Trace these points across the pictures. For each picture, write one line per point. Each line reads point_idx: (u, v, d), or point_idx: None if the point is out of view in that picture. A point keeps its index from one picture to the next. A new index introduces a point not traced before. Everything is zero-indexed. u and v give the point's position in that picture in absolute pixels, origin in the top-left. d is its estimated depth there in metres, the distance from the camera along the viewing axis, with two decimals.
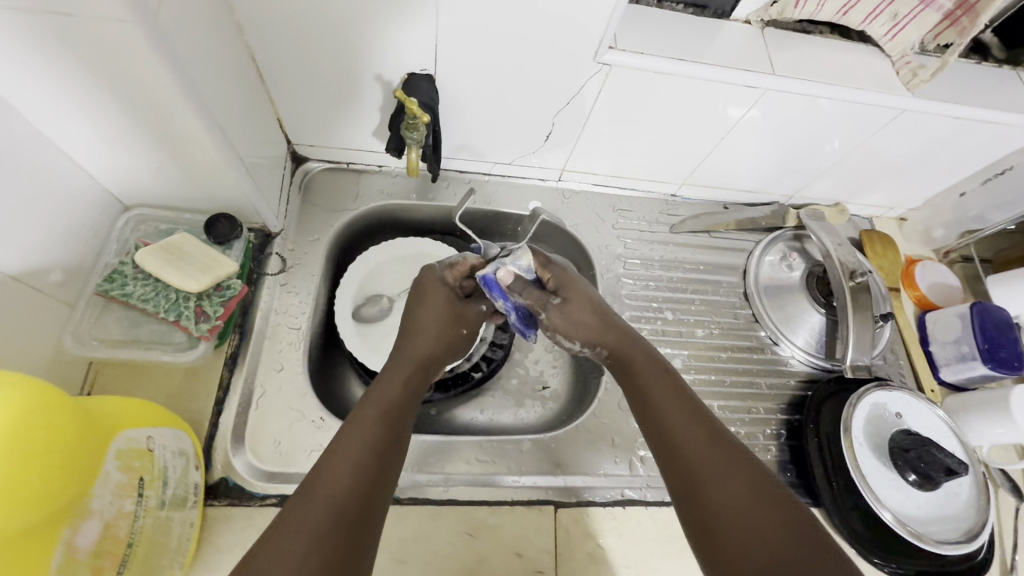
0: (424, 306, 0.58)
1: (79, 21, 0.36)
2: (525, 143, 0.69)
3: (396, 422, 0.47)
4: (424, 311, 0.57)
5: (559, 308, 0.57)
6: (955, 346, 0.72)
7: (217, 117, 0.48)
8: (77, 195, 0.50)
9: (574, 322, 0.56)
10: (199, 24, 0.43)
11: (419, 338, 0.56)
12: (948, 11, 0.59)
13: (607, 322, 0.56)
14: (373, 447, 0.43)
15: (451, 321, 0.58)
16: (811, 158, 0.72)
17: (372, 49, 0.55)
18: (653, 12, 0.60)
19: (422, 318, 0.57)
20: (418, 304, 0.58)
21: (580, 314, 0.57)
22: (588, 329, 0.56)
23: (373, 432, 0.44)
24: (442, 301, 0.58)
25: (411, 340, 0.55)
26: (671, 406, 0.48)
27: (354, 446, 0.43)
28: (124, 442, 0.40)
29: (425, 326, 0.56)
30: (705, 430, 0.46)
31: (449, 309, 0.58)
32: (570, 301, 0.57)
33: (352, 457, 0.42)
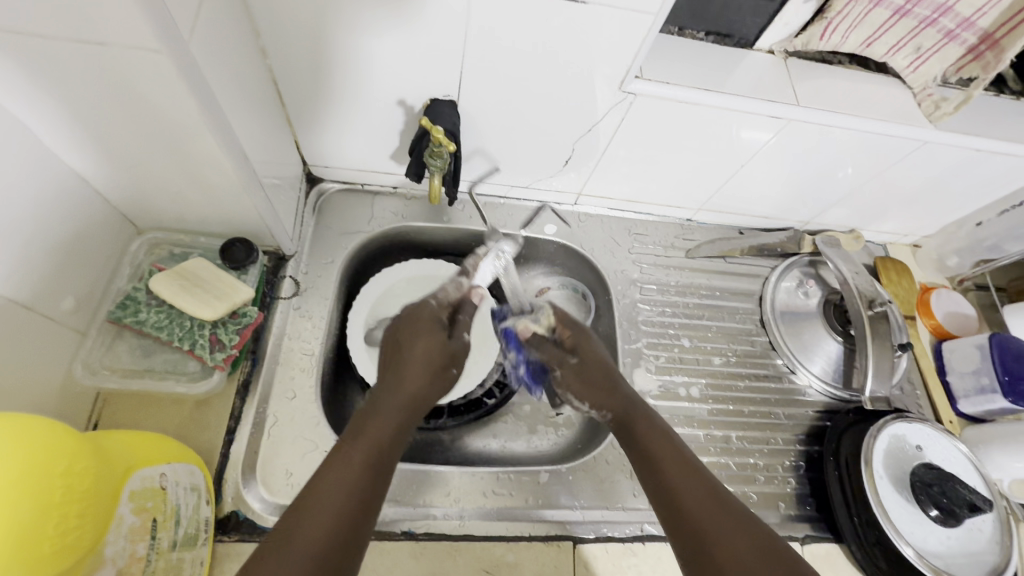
0: (419, 338, 0.50)
1: (107, 50, 0.35)
2: (543, 167, 0.68)
3: (381, 475, 0.41)
4: (418, 344, 0.49)
5: (575, 368, 0.55)
6: (974, 377, 0.71)
7: (238, 142, 0.47)
8: (92, 219, 0.49)
9: (587, 382, 0.54)
10: (225, 50, 0.43)
11: (409, 371, 0.48)
12: (971, 45, 0.60)
13: (614, 385, 0.53)
14: (350, 506, 0.38)
15: (445, 351, 0.50)
16: (828, 186, 0.72)
17: (395, 74, 0.54)
18: (676, 40, 0.60)
19: (414, 351, 0.49)
20: (411, 334, 0.50)
21: (596, 377, 0.54)
22: (600, 392, 0.53)
23: (354, 487, 0.39)
24: (436, 334, 0.50)
25: (400, 374, 0.48)
26: (673, 463, 0.46)
27: (335, 502, 0.38)
28: (139, 483, 0.39)
29: (415, 359, 0.48)
30: (707, 492, 0.43)
31: (442, 341, 0.50)
32: (584, 362, 0.55)
33: (329, 518, 0.37)
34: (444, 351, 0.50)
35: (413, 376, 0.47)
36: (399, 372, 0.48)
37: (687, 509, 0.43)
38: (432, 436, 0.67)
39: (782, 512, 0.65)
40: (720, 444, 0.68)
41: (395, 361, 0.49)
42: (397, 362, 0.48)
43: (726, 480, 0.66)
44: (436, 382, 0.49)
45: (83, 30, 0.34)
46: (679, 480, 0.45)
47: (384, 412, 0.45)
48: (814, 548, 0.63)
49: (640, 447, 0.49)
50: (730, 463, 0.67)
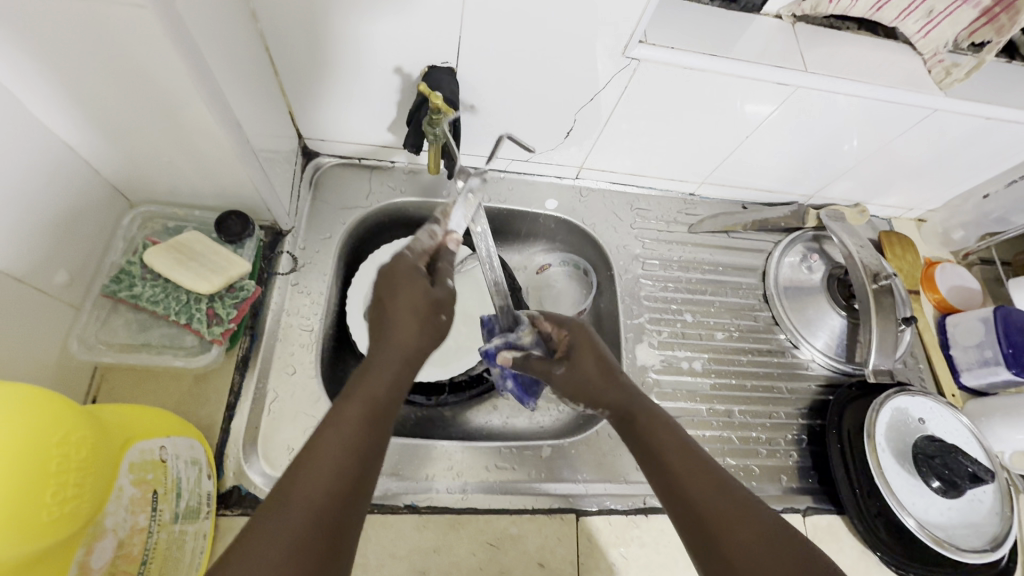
0: (408, 287, 0.47)
1: (89, 6, 0.33)
2: (545, 139, 0.67)
3: (382, 417, 0.41)
4: (408, 293, 0.47)
5: (563, 372, 0.52)
6: (978, 350, 0.71)
7: (230, 109, 0.45)
8: (82, 191, 0.47)
9: (576, 382, 0.51)
10: (214, 10, 0.41)
11: (400, 319, 0.46)
12: (985, 9, 0.58)
13: (613, 379, 0.51)
14: (354, 447, 0.38)
15: (434, 296, 0.48)
16: (834, 158, 0.70)
17: (390, 40, 0.52)
18: (681, 5, 0.58)
19: (400, 299, 0.46)
20: (393, 284, 0.48)
21: (589, 376, 0.51)
22: (589, 389, 0.50)
23: (356, 428, 0.39)
24: (423, 280, 0.48)
25: (390, 324, 0.46)
26: (672, 452, 0.45)
27: (338, 444, 0.37)
28: (138, 454, 0.38)
29: (399, 307, 0.46)
30: (710, 477, 0.42)
31: (430, 288, 0.48)
32: (577, 362, 0.52)
33: (333, 460, 0.37)
34: (428, 296, 0.47)
35: (403, 323, 0.46)
36: (388, 322, 0.46)
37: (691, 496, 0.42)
38: (434, 412, 0.67)
39: (784, 485, 0.65)
40: (723, 419, 0.68)
41: (382, 313, 0.47)
42: (386, 313, 0.46)
43: (729, 453, 0.66)
44: (429, 328, 0.47)
45: None
46: (680, 466, 0.44)
47: (378, 362, 0.43)
48: (816, 520, 0.63)
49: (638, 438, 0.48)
50: (732, 437, 0.67)
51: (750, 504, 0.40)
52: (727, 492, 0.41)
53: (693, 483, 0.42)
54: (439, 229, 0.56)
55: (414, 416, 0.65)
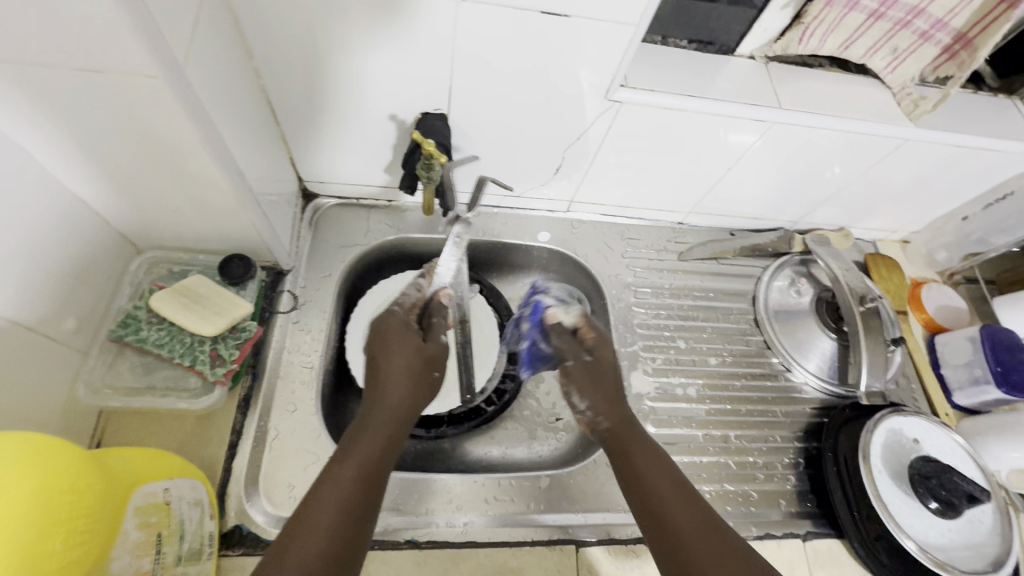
0: (398, 348, 0.52)
1: (106, 76, 0.36)
2: (535, 176, 0.70)
3: (375, 474, 0.43)
4: (396, 352, 0.52)
5: (587, 366, 0.56)
6: (968, 369, 0.72)
7: (235, 161, 0.48)
8: (92, 240, 0.49)
9: (593, 380, 0.55)
10: (219, 70, 0.44)
11: (391, 383, 0.50)
12: (946, 45, 0.61)
13: (619, 399, 0.54)
14: (348, 504, 0.40)
15: (421, 364, 0.53)
16: (815, 186, 0.73)
17: (386, 90, 0.55)
18: (659, 49, 0.62)
19: (393, 364, 0.51)
20: (387, 349, 0.53)
21: (605, 379, 0.55)
22: (603, 392, 0.54)
23: (351, 489, 0.41)
24: (413, 346, 0.53)
25: (383, 387, 0.50)
26: (672, 499, 0.46)
27: (333, 506, 0.40)
28: (143, 499, 0.40)
29: (392, 369, 0.51)
30: (706, 526, 0.44)
31: (418, 355, 0.53)
32: (601, 360, 0.56)
33: (325, 522, 0.39)
34: (421, 356, 0.53)
35: (394, 384, 0.50)
36: (381, 384, 0.50)
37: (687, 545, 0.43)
38: (433, 445, 0.67)
39: (783, 510, 0.66)
40: (719, 444, 0.68)
41: (376, 376, 0.51)
42: (379, 372, 0.51)
43: (726, 479, 0.66)
44: (420, 390, 0.51)
45: (83, 58, 0.35)
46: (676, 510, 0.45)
47: (372, 423, 0.47)
48: (817, 545, 0.63)
49: (625, 460, 0.50)
50: (729, 463, 0.67)
51: (721, 532, 0.44)
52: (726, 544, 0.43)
53: (688, 529, 0.44)
54: (426, 283, 0.61)
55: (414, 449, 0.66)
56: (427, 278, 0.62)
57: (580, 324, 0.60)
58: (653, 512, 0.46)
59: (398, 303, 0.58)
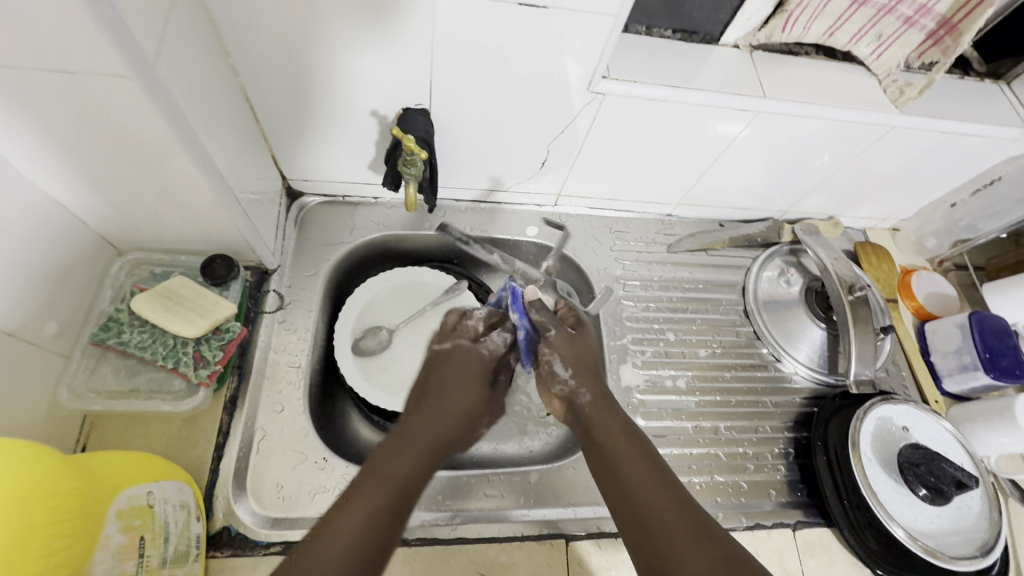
0: (458, 371, 0.52)
1: (75, 77, 0.36)
2: (521, 170, 0.69)
3: (397, 511, 0.42)
4: (456, 376, 0.51)
5: (569, 337, 0.55)
6: (957, 356, 0.72)
7: (213, 162, 0.47)
8: (72, 243, 0.49)
9: (575, 347, 0.54)
10: (193, 69, 0.43)
11: (447, 416, 0.49)
12: (931, 31, 0.60)
13: (597, 375, 0.54)
14: (366, 538, 0.40)
15: (477, 406, 0.51)
16: (802, 175, 0.73)
17: (366, 86, 0.55)
18: (642, 40, 0.61)
19: (457, 400, 0.50)
20: (448, 369, 0.52)
21: (585, 359, 0.54)
22: (586, 365, 0.54)
23: (380, 512, 0.41)
24: (480, 385, 0.52)
25: (428, 415, 0.49)
26: (635, 465, 0.47)
27: (357, 523, 0.40)
28: (127, 501, 0.39)
29: (458, 400, 0.50)
30: (666, 491, 0.45)
31: (478, 396, 0.52)
32: (583, 336, 0.56)
33: (342, 548, 0.39)
34: (480, 402, 0.51)
35: (445, 420, 0.49)
36: (430, 410, 0.49)
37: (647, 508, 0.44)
38: None
39: (773, 500, 0.66)
40: (709, 436, 0.69)
41: (428, 395, 0.50)
42: (437, 389, 0.50)
43: (716, 470, 0.66)
44: (463, 434, 0.50)
45: (49, 59, 0.34)
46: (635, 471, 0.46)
47: (414, 452, 0.45)
48: (807, 534, 0.64)
49: (604, 457, 0.48)
50: (719, 454, 0.67)
51: (699, 523, 0.43)
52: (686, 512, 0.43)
53: (649, 496, 0.44)
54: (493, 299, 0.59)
55: None
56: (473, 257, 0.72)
57: (561, 307, 0.61)
58: (617, 480, 0.46)
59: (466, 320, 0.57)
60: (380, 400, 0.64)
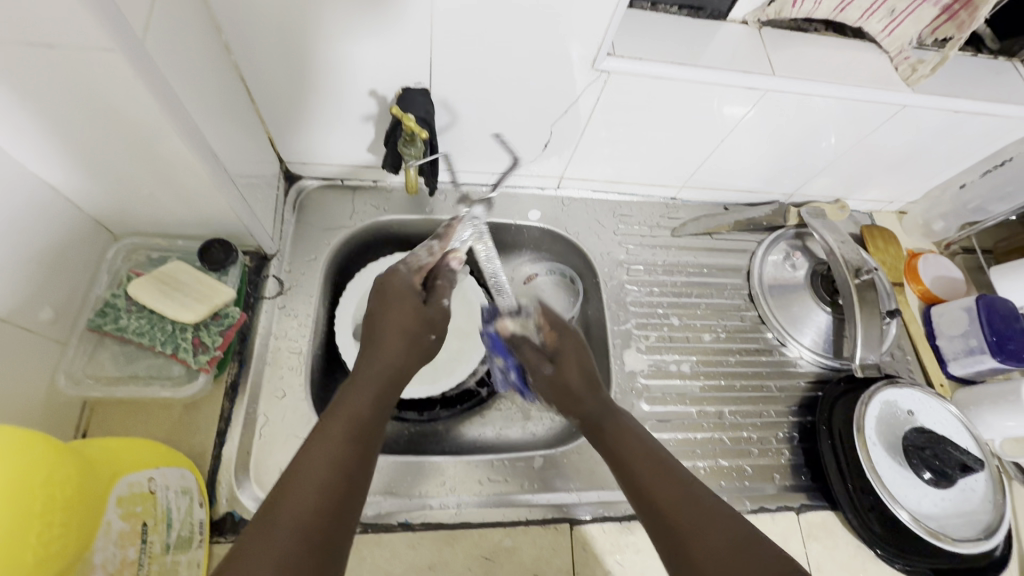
0: (396, 307, 0.50)
1: (59, 52, 0.34)
2: (523, 152, 0.68)
3: (366, 433, 0.42)
4: (395, 311, 0.50)
5: (550, 376, 0.55)
6: (963, 339, 0.71)
7: (206, 142, 0.46)
8: (66, 228, 0.48)
9: (562, 388, 0.54)
10: (184, 44, 0.42)
11: (385, 345, 0.48)
12: (945, 5, 0.59)
13: (592, 391, 0.53)
14: (340, 462, 0.39)
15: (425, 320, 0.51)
16: (809, 157, 0.71)
17: (365, 65, 0.53)
18: (647, 16, 0.59)
19: (389, 320, 0.50)
20: (385, 307, 0.51)
21: (571, 383, 0.53)
22: (571, 392, 0.53)
23: (343, 453, 0.40)
24: (412, 305, 0.51)
25: (375, 352, 0.48)
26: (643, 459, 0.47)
27: (318, 480, 0.38)
28: (126, 488, 0.39)
29: (388, 335, 0.49)
30: (671, 475, 0.45)
31: (416, 315, 0.51)
32: (563, 370, 0.54)
33: (319, 480, 0.38)
34: (419, 318, 0.51)
35: (388, 350, 0.48)
36: (374, 347, 0.48)
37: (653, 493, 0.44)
38: (428, 427, 0.67)
39: (777, 483, 0.66)
40: (713, 420, 0.68)
41: (376, 333, 0.49)
42: (374, 330, 0.50)
43: (721, 454, 0.66)
44: (416, 356, 0.50)
45: (31, 33, 0.33)
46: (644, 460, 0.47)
47: (361, 383, 0.45)
48: (810, 518, 0.64)
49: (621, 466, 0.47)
50: (723, 438, 0.67)
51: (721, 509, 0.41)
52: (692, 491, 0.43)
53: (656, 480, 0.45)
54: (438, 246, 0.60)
55: (407, 433, 0.66)
56: (442, 240, 0.60)
57: (542, 323, 0.57)
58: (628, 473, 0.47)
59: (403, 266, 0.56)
60: None
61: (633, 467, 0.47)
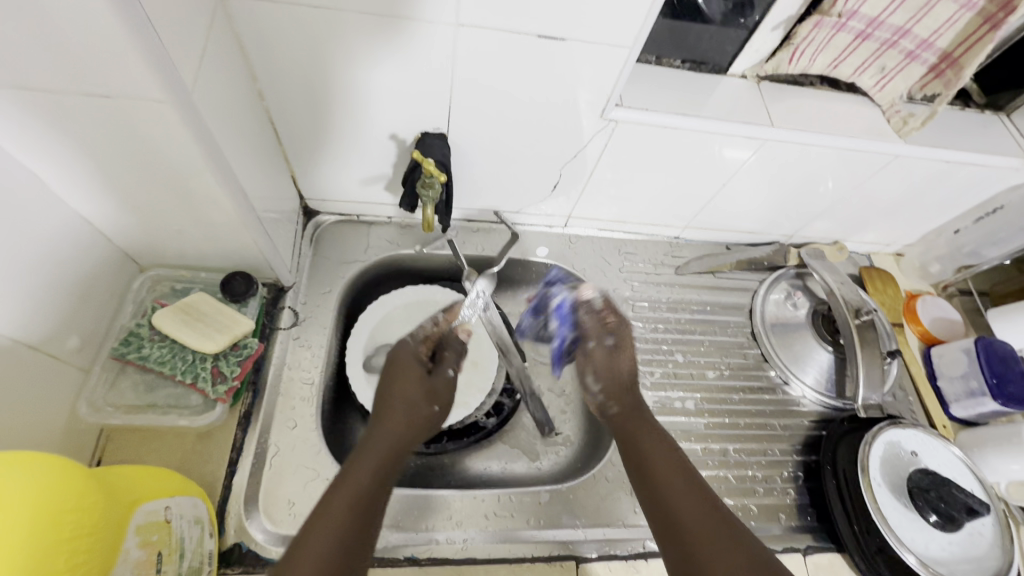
0: (403, 383, 0.55)
1: (115, 102, 0.37)
2: (533, 192, 0.71)
3: (371, 506, 0.44)
4: (401, 388, 0.54)
5: (608, 352, 0.61)
6: (963, 381, 0.72)
7: (238, 182, 0.49)
8: (96, 259, 0.50)
9: (614, 364, 0.60)
10: (224, 92, 0.45)
11: (389, 421, 0.51)
12: (933, 64, 0.63)
13: (630, 386, 0.59)
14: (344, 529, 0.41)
15: (423, 400, 0.55)
16: (807, 202, 0.74)
17: (387, 110, 0.57)
18: (653, 70, 0.63)
19: (394, 400, 0.53)
20: (393, 381, 0.55)
21: (619, 365, 0.60)
22: (620, 378, 0.59)
23: (350, 520, 0.42)
24: (414, 387, 0.55)
25: (383, 426, 0.51)
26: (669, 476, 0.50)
27: (326, 545, 0.40)
28: (144, 517, 0.40)
29: (394, 408, 0.53)
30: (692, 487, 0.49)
31: (417, 394, 0.55)
32: (620, 351, 0.61)
33: (325, 546, 0.40)
34: (422, 394, 0.54)
35: (394, 421, 0.52)
36: (379, 423, 0.51)
37: (676, 503, 0.48)
38: (433, 460, 0.68)
39: (783, 523, 0.65)
40: (719, 458, 0.69)
41: (384, 405, 0.53)
42: (383, 405, 0.53)
43: (726, 493, 0.66)
44: (418, 433, 0.53)
45: (92, 85, 0.36)
46: (667, 479, 0.50)
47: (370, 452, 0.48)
48: (816, 560, 0.63)
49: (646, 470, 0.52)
50: (728, 476, 0.67)
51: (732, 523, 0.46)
52: (712, 506, 0.47)
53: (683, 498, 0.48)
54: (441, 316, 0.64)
55: (413, 465, 0.66)
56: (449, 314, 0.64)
57: (591, 304, 0.64)
58: (650, 483, 0.51)
59: (415, 337, 0.60)
60: None
61: (656, 474, 0.51)
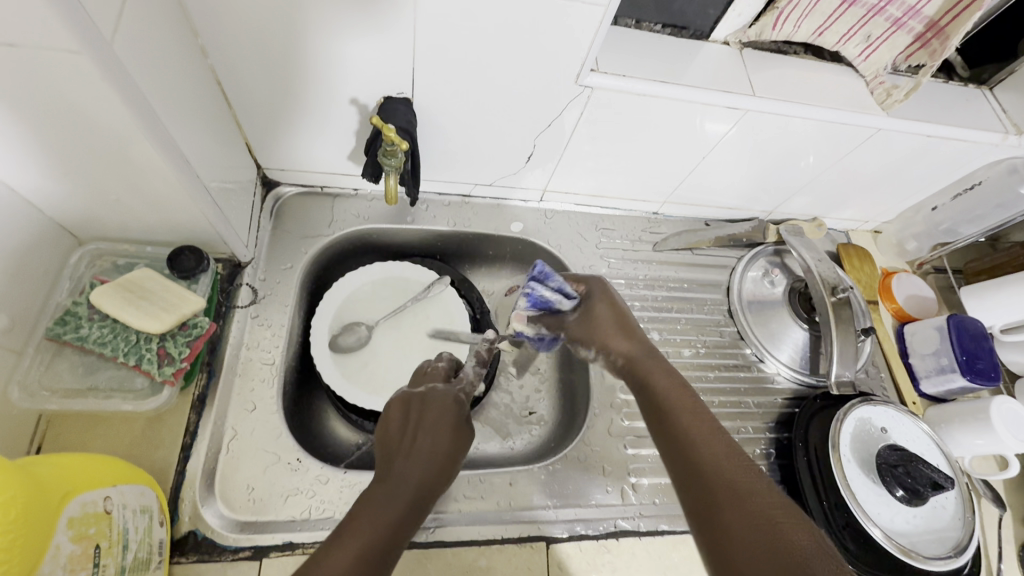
0: (437, 420, 0.48)
1: (22, 52, 0.33)
2: (508, 164, 0.68)
3: (396, 535, 0.40)
4: (434, 424, 0.48)
5: (579, 319, 0.58)
6: (934, 358, 0.73)
7: (177, 145, 0.44)
8: (29, 232, 0.46)
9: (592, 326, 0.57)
10: (156, 44, 0.41)
11: (423, 457, 0.45)
12: (919, 34, 0.60)
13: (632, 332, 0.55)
14: (368, 553, 0.37)
15: (458, 440, 0.48)
16: (786, 177, 0.72)
17: (347, 71, 0.52)
18: (632, 35, 0.60)
19: (430, 436, 0.47)
20: (427, 411, 0.49)
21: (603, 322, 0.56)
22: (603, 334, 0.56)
23: (372, 545, 0.38)
24: (450, 426, 0.48)
25: (415, 457, 0.45)
26: (691, 418, 0.44)
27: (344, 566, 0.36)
28: (79, 508, 0.37)
29: (425, 445, 0.46)
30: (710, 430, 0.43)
31: (449, 436, 0.48)
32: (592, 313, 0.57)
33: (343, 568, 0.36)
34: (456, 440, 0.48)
35: (426, 455, 0.45)
36: (412, 453, 0.45)
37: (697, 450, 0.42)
38: None
39: None
40: None
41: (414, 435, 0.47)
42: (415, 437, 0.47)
43: None
44: (448, 472, 0.46)
45: None
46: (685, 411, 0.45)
47: (395, 484, 0.43)
48: None
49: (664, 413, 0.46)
50: None
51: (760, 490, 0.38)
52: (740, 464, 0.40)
53: (703, 445, 0.42)
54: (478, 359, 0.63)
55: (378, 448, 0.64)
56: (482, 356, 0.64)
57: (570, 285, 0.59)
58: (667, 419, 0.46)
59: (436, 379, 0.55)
60: (357, 402, 0.62)
61: (674, 415, 0.45)
